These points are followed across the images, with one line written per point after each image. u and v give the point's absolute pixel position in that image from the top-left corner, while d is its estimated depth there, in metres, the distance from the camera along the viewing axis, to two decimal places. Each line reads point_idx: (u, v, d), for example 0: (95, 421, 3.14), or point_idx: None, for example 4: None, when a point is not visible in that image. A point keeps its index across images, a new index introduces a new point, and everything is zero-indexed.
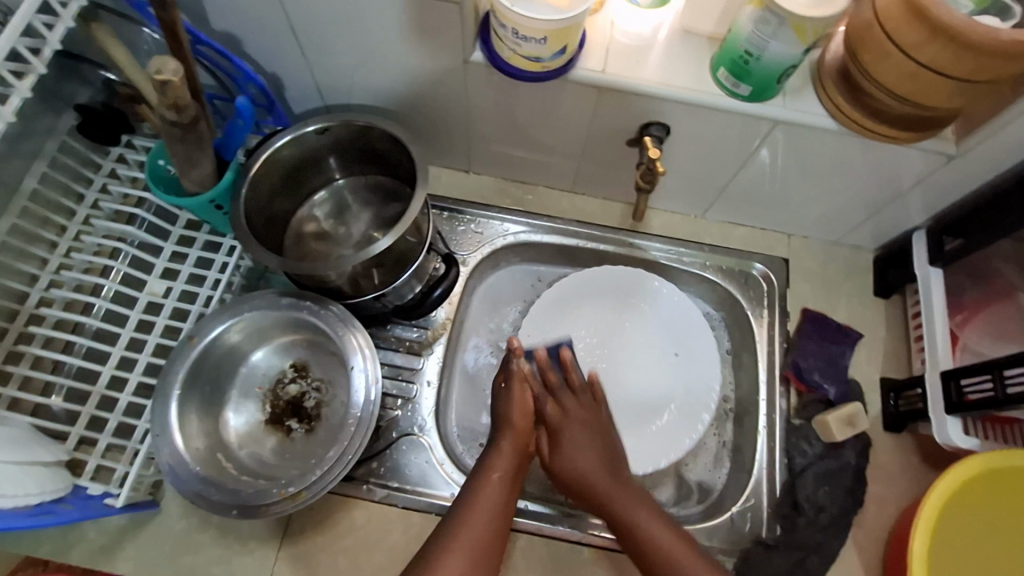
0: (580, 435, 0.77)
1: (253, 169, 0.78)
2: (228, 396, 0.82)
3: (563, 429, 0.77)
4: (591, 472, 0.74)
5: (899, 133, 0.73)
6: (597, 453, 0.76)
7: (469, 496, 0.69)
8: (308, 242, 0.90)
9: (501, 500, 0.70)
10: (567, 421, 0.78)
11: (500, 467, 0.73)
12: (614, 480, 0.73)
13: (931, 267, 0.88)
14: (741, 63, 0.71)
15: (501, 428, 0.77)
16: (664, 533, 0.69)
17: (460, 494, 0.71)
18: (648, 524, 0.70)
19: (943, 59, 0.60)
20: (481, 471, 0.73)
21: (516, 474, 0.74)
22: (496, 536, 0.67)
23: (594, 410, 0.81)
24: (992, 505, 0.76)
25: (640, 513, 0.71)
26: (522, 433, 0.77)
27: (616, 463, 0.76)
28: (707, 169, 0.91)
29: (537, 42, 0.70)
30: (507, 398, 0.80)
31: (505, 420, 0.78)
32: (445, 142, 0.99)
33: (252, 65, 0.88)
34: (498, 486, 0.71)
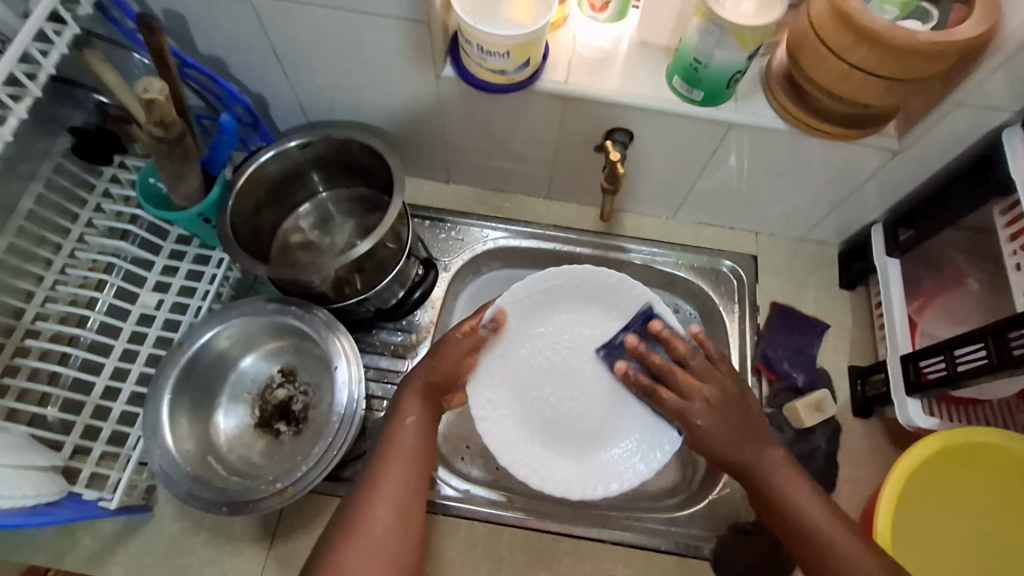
0: (730, 424, 0.70)
1: (238, 182, 0.82)
2: (217, 400, 0.85)
3: (714, 441, 0.70)
4: (713, 416, 0.70)
5: (842, 132, 0.78)
6: (730, 422, 0.70)
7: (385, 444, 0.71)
8: (295, 252, 0.94)
9: (419, 442, 0.72)
10: (706, 416, 0.70)
11: (414, 420, 0.73)
12: (742, 435, 0.70)
13: (888, 257, 0.92)
14: (692, 70, 0.76)
15: (421, 369, 0.76)
16: (821, 504, 0.68)
17: (372, 458, 0.71)
18: (802, 496, 0.68)
19: (870, 60, 0.66)
20: (395, 415, 0.73)
21: (431, 433, 0.73)
22: (412, 498, 0.69)
23: (721, 394, 0.70)
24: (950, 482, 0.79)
25: (786, 484, 0.69)
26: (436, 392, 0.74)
27: (749, 423, 0.70)
28: (672, 172, 0.95)
29: (501, 55, 0.75)
30: (449, 361, 0.75)
31: (433, 367, 0.75)
32: (424, 155, 1.04)
33: (238, 87, 0.93)
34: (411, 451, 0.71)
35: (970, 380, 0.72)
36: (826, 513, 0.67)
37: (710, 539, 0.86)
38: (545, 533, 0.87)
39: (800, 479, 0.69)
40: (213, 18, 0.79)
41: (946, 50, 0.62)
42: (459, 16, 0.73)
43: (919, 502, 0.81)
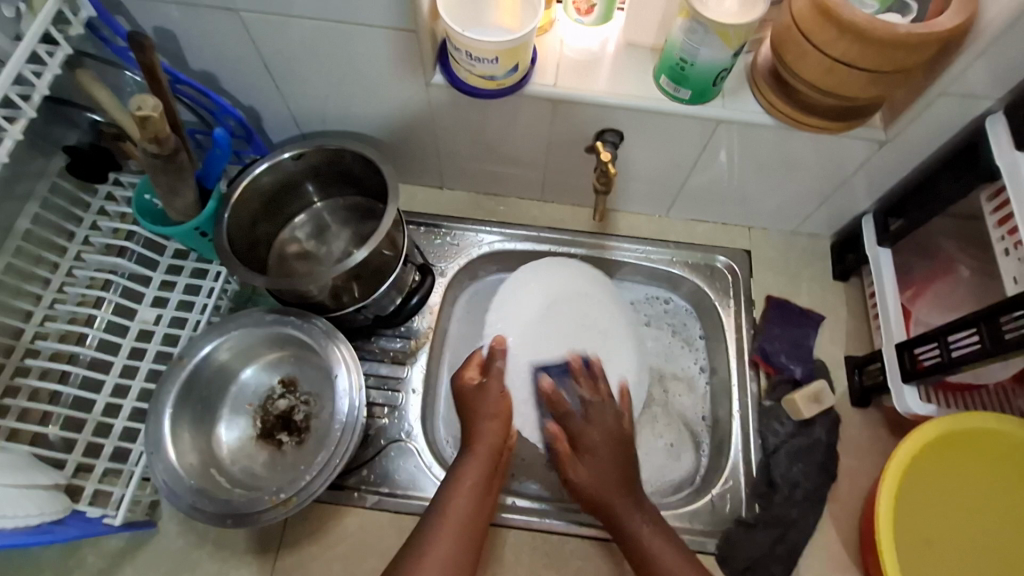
0: (604, 463, 0.78)
1: (233, 196, 0.83)
2: (219, 412, 0.86)
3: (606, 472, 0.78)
4: (597, 441, 0.80)
5: (828, 123, 0.79)
6: (605, 466, 0.78)
7: (441, 509, 0.70)
8: (292, 262, 0.94)
9: (474, 508, 0.71)
10: (591, 456, 0.79)
11: (471, 477, 0.74)
12: (620, 496, 0.76)
13: (880, 247, 0.93)
14: (678, 69, 0.78)
15: (475, 430, 0.78)
16: (682, 556, 0.72)
17: (431, 504, 0.72)
18: (641, 531, 0.73)
19: (853, 53, 0.67)
20: (453, 480, 0.73)
21: (487, 481, 0.75)
22: (465, 548, 0.68)
23: (617, 443, 0.80)
24: (949, 466, 0.80)
25: (636, 522, 0.74)
26: (494, 435, 0.77)
27: (629, 475, 0.78)
28: (664, 171, 0.96)
29: (489, 61, 0.76)
30: (480, 403, 0.80)
31: (480, 426, 0.78)
32: (418, 163, 1.05)
33: (230, 101, 0.94)
34: (468, 496, 0.72)
35: (965, 365, 0.72)
36: (680, 559, 0.71)
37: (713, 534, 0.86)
38: (549, 534, 0.88)
39: (659, 534, 0.74)
40: (203, 32, 0.80)
41: (927, 41, 0.63)
42: (447, 22, 0.74)
43: (919, 489, 0.81)
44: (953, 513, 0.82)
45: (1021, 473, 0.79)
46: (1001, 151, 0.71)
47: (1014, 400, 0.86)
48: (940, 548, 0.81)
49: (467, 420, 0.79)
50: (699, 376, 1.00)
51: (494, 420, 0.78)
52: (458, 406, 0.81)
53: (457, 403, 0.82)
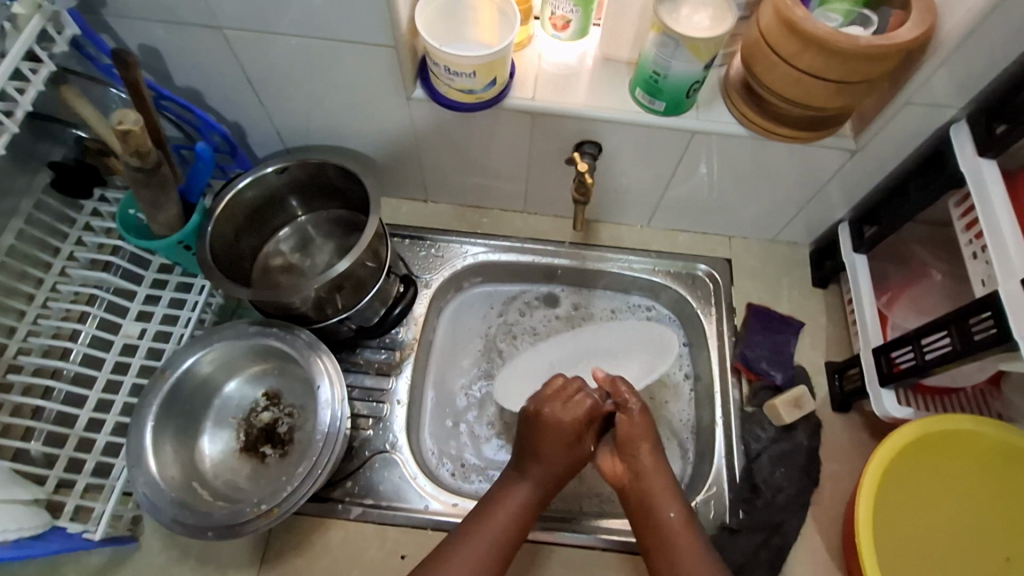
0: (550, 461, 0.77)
1: (217, 210, 0.83)
2: (202, 426, 0.86)
3: (649, 479, 0.77)
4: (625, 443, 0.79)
5: (798, 132, 0.81)
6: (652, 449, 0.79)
7: (478, 521, 0.74)
8: (276, 275, 0.95)
9: (513, 525, 0.74)
10: (642, 454, 0.78)
11: (528, 479, 0.77)
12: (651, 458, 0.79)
13: (856, 253, 0.95)
14: (652, 81, 0.80)
15: (534, 454, 0.78)
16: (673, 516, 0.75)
17: (486, 497, 0.77)
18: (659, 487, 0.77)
19: (818, 64, 0.69)
20: (498, 494, 0.77)
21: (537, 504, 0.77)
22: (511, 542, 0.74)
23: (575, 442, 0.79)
24: (927, 469, 0.81)
25: (653, 479, 0.77)
26: (572, 440, 0.78)
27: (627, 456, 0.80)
28: (644, 181, 0.98)
29: (468, 76, 0.78)
30: (555, 411, 0.79)
31: (541, 448, 0.78)
32: (402, 176, 1.06)
33: (215, 117, 0.95)
34: (520, 497, 0.76)
35: (937, 366, 0.74)
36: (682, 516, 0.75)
37: None
38: (534, 543, 0.87)
39: (670, 495, 0.76)
40: (188, 50, 0.81)
41: (888, 53, 0.66)
42: (424, 38, 0.76)
43: (902, 490, 0.82)
44: (934, 515, 0.83)
45: (999, 472, 0.80)
46: (965, 158, 0.74)
47: (991, 402, 0.89)
48: (927, 545, 0.82)
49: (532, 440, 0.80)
50: (683, 382, 1.01)
51: (568, 446, 0.78)
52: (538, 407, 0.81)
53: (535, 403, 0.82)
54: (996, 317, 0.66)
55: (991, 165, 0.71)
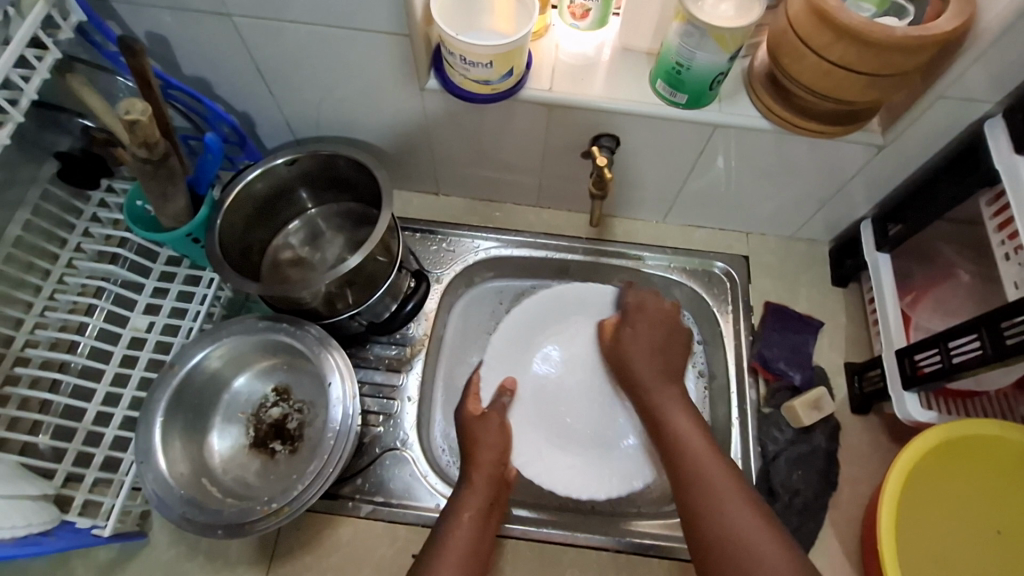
0: (482, 478, 0.79)
1: (225, 203, 0.82)
2: (211, 422, 0.84)
3: (670, 408, 0.80)
4: (632, 351, 0.86)
5: (825, 127, 0.78)
6: (653, 343, 0.86)
7: (441, 536, 0.72)
8: (285, 269, 0.93)
9: (475, 536, 0.73)
10: (690, 431, 0.77)
11: (471, 507, 0.76)
12: (654, 374, 0.83)
13: (879, 252, 0.93)
14: (674, 73, 0.77)
15: (472, 462, 0.81)
16: (702, 439, 0.75)
17: (435, 528, 0.74)
18: (687, 426, 0.77)
19: (850, 56, 0.66)
20: (452, 510, 0.75)
21: (487, 511, 0.77)
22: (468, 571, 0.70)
23: (666, 334, 0.87)
24: (950, 474, 0.79)
25: (672, 408, 0.79)
26: (492, 471, 0.81)
27: (666, 348, 0.86)
28: (661, 176, 0.96)
29: (484, 66, 0.75)
30: (480, 433, 0.86)
31: (478, 456, 0.82)
32: (413, 169, 1.04)
33: (223, 107, 0.94)
34: (469, 524, 0.74)
35: (964, 370, 0.71)
36: (706, 447, 0.74)
37: None
38: (547, 544, 0.87)
39: (696, 430, 0.77)
40: (196, 38, 0.80)
41: (925, 44, 0.63)
42: (440, 26, 0.73)
43: (923, 491, 0.80)
44: (955, 523, 0.81)
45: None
46: (999, 156, 0.71)
47: (1015, 406, 0.87)
48: (948, 543, 0.81)
49: (468, 451, 0.84)
50: (698, 381, 0.99)
51: (489, 451, 0.82)
52: (462, 447, 0.86)
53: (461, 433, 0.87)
54: None
55: None
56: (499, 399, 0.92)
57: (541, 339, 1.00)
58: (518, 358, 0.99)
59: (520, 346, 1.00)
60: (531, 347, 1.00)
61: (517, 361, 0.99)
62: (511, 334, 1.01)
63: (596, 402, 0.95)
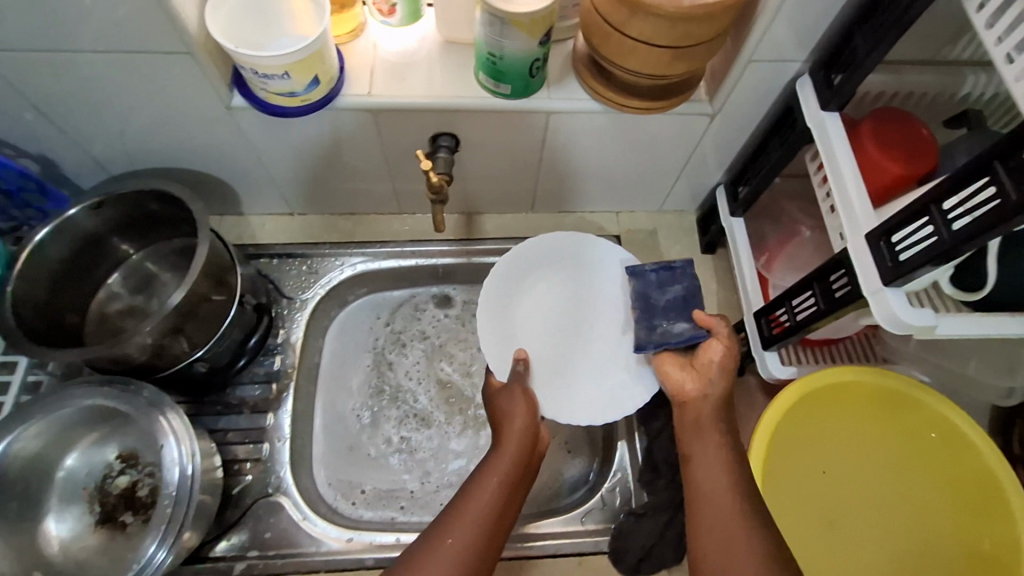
0: (512, 441, 0.70)
1: (19, 259, 0.72)
2: (45, 506, 0.75)
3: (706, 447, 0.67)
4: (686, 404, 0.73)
5: (650, 103, 0.77)
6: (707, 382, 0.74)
7: (461, 503, 0.63)
8: (115, 321, 0.84)
9: (501, 503, 0.64)
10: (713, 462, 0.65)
11: (500, 469, 0.67)
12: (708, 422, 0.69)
13: (734, 216, 0.94)
14: (491, 65, 0.74)
15: (502, 429, 0.73)
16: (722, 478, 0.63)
17: (457, 493, 0.66)
18: (708, 464, 0.65)
19: (648, 30, 0.64)
20: (480, 476, 0.67)
21: (517, 475, 0.68)
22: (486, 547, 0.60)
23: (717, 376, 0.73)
24: (811, 428, 0.82)
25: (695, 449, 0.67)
26: (523, 433, 0.72)
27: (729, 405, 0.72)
28: (514, 168, 0.93)
29: (281, 77, 0.69)
30: (505, 399, 0.78)
31: (506, 422, 0.74)
32: (257, 191, 0.96)
33: (13, 151, 0.83)
34: (496, 489, 0.65)
35: (808, 325, 0.72)
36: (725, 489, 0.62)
37: (606, 532, 0.84)
38: None
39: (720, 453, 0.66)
40: None
41: (715, 12, 0.62)
42: (219, 41, 0.66)
43: (790, 449, 0.82)
44: (822, 474, 0.84)
45: (877, 423, 0.83)
46: (811, 113, 0.72)
47: (875, 345, 0.89)
48: (822, 496, 0.84)
49: (498, 420, 0.76)
50: None
51: (520, 415, 0.74)
52: (494, 413, 0.77)
53: (488, 409, 0.80)
54: (850, 274, 0.65)
55: (834, 118, 0.70)
56: (513, 369, 0.82)
57: (523, 288, 0.90)
58: (500, 313, 0.88)
59: (504, 304, 0.88)
60: (514, 303, 0.89)
61: (500, 322, 0.87)
62: (495, 290, 0.88)
63: (568, 332, 0.89)
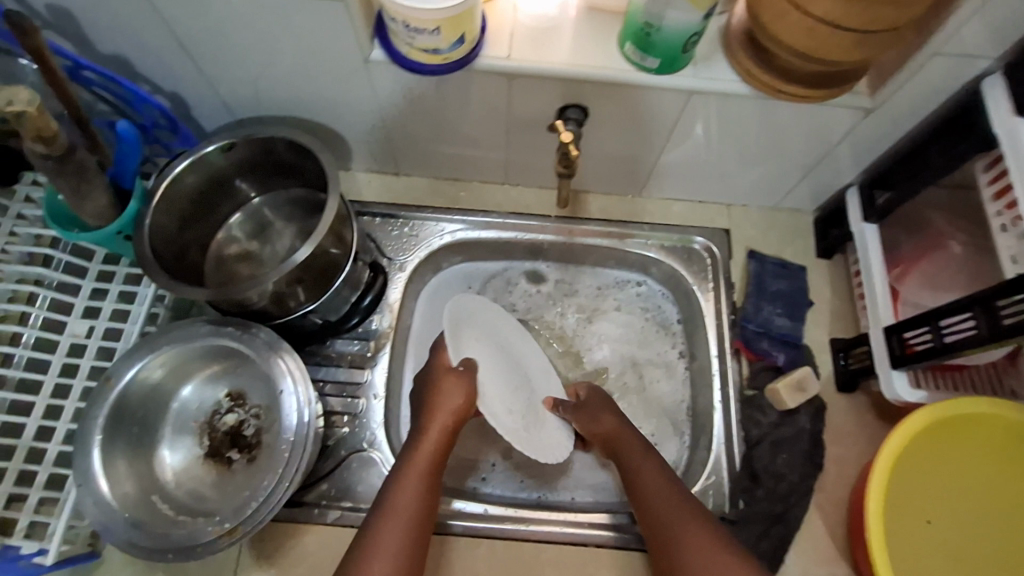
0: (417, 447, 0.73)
1: (156, 194, 0.74)
2: (160, 434, 0.78)
3: (642, 468, 0.76)
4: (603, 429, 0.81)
5: (809, 92, 0.71)
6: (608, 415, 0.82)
7: (387, 502, 0.69)
8: (231, 264, 0.86)
9: (420, 503, 0.70)
10: (646, 484, 0.74)
11: (413, 471, 0.72)
12: (639, 446, 0.78)
13: (865, 222, 0.87)
14: (643, 35, 0.69)
15: (423, 420, 0.74)
16: (677, 497, 0.71)
17: (376, 498, 0.71)
18: (652, 482, 0.74)
19: (836, 12, 0.59)
20: (397, 473, 0.72)
21: (431, 474, 0.73)
22: (413, 544, 0.68)
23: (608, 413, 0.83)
24: (915, 474, 0.77)
25: (636, 469, 0.76)
26: (438, 432, 0.74)
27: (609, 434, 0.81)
28: (634, 149, 0.89)
29: (431, 33, 0.67)
30: (437, 384, 0.75)
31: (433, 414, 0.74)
32: (367, 147, 0.96)
33: (149, 87, 0.84)
34: (415, 491, 0.70)
35: (962, 349, 0.67)
36: (689, 511, 0.70)
37: None
38: (526, 541, 0.83)
39: (657, 472, 0.75)
40: (103, 10, 0.70)
41: None
42: None
43: (898, 501, 0.78)
44: (937, 517, 0.79)
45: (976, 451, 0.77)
46: (998, 118, 0.65)
47: (1005, 379, 0.82)
48: (943, 543, 0.78)
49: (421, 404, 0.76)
50: (679, 364, 0.96)
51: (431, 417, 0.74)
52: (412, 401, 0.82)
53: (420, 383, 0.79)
54: None
55: None
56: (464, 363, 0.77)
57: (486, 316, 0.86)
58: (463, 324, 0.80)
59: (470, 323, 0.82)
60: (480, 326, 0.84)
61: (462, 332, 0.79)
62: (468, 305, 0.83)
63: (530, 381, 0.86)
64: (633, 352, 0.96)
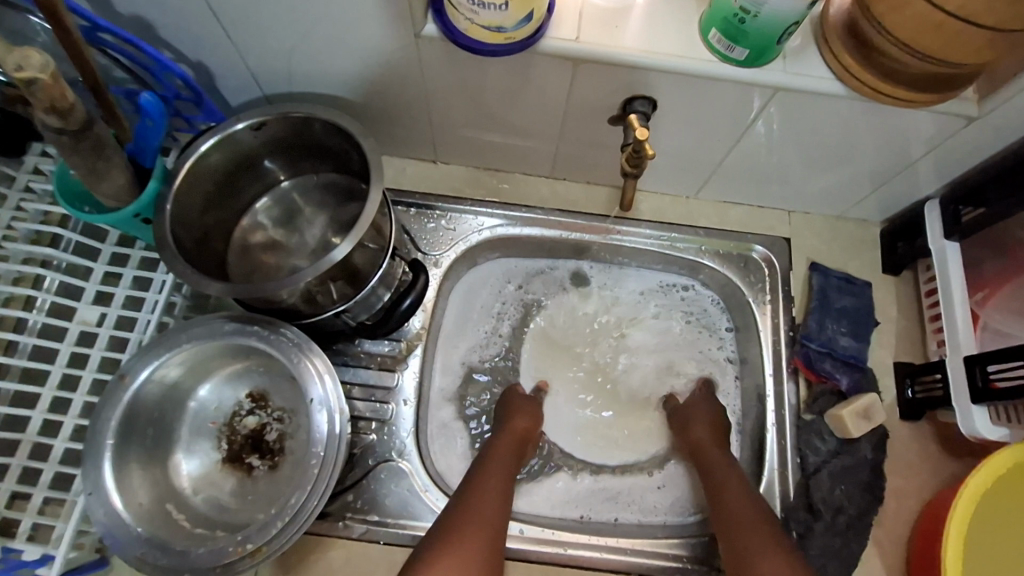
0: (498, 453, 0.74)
1: (179, 174, 0.67)
2: (176, 437, 0.73)
3: (727, 476, 0.73)
4: (703, 438, 0.79)
5: (916, 95, 0.64)
6: (703, 421, 0.81)
7: (465, 499, 0.67)
8: (257, 254, 0.79)
9: (499, 502, 0.67)
10: (729, 491, 0.71)
11: (495, 473, 0.71)
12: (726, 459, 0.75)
13: (946, 240, 0.80)
14: (735, 22, 0.61)
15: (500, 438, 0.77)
16: (754, 507, 0.68)
17: (453, 500, 0.68)
18: (738, 492, 0.70)
19: (975, 5, 0.51)
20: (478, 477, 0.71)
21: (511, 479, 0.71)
22: (491, 545, 0.63)
23: (714, 422, 0.81)
24: (999, 524, 0.71)
25: (723, 476, 0.73)
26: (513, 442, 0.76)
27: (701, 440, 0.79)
28: (698, 147, 0.82)
29: (498, 8, 0.60)
30: (518, 409, 0.81)
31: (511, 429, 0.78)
32: (405, 131, 0.88)
33: (172, 55, 0.76)
34: (497, 488, 0.69)
35: None
36: (760, 521, 0.66)
37: None
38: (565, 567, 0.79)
39: (740, 485, 0.71)
40: None
41: None
42: None
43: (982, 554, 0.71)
44: None
45: None
46: None
47: None
48: None
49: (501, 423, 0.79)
50: (729, 380, 0.90)
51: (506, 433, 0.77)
52: (498, 418, 0.81)
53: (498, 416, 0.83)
54: None
55: None
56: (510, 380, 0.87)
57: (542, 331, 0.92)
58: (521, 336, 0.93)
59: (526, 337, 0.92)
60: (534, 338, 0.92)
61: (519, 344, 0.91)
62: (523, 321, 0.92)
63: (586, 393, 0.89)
64: (680, 366, 0.90)
